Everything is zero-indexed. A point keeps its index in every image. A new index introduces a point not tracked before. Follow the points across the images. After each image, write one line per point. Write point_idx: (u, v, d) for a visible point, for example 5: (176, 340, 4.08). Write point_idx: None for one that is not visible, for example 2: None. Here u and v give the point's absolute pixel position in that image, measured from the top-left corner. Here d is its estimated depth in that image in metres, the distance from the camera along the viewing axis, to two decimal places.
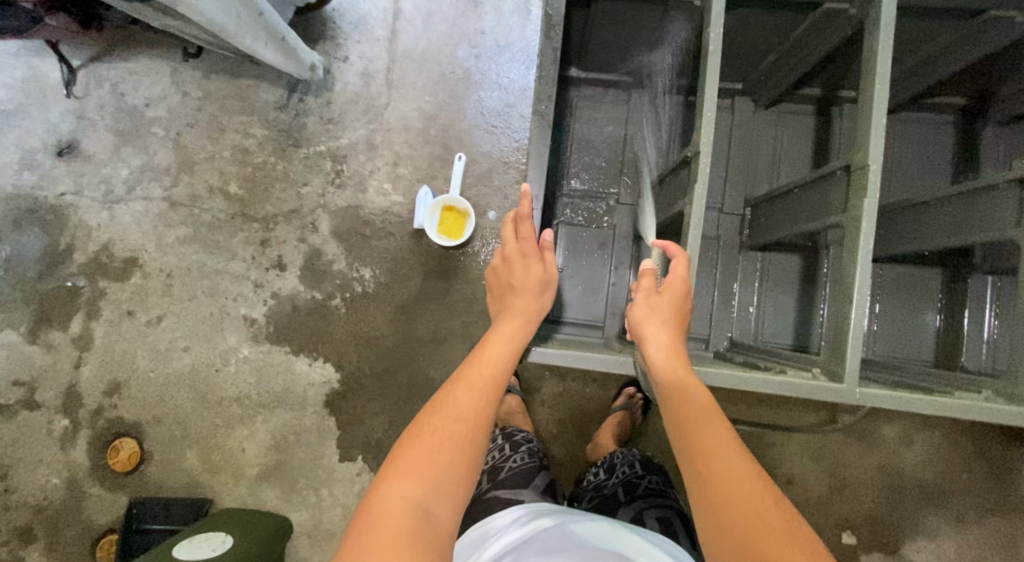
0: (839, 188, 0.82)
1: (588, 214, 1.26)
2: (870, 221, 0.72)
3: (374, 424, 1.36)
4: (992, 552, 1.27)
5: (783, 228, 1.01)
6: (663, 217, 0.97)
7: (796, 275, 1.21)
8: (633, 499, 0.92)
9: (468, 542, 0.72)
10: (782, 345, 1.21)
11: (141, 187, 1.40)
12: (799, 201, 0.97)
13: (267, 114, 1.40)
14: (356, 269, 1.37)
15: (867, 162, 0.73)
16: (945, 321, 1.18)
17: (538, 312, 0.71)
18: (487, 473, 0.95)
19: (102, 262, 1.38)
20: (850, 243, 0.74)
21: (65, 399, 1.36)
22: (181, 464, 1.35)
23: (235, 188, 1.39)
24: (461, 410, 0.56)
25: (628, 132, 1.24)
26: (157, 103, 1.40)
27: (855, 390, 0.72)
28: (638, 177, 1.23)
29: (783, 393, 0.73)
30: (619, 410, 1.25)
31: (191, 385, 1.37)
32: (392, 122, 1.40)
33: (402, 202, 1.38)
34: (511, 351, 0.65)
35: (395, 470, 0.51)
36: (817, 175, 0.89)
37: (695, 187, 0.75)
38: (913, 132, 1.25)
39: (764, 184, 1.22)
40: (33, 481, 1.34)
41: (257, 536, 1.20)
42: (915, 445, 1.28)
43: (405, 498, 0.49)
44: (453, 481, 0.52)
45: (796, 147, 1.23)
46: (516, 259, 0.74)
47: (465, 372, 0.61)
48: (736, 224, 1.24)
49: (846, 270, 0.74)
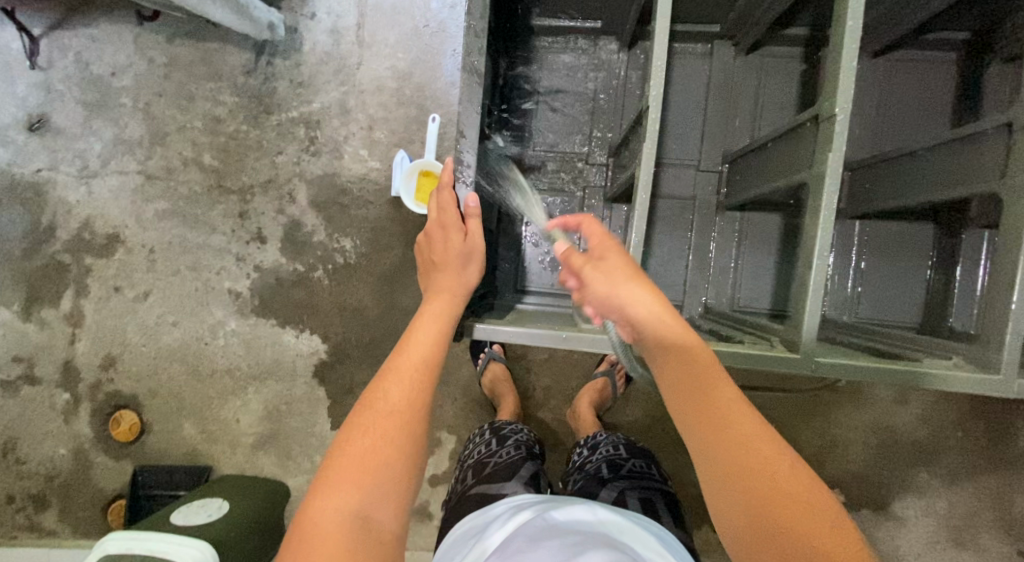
0: (808, 141, 0.77)
1: (559, 179, 1.21)
2: (834, 178, 0.67)
3: (362, 392, 1.37)
4: (982, 508, 1.26)
5: (755, 186, 0.97)
6: (628, 176, 0.92)
7: (776, 233, 1.17)
8: (616, 478, 0.90)
9: (452, 542, 0.70)
10: (761, 310, 1.18)
11: (115, 160, 1.36)
12: (771, 156, 0.92)
13: (236, 79, 1.34)
14: (337, 240, 1.35)
15: (835, 110, 0.67)
16: (937, 278, 1.15)
17: (463, 287, 0.75)
18: (472, 469, 0.94)
19: (84, 238, 1.37)
20: (812, 203, 0.70)
21: (63, 373, 1.39)
22: (179, 433, 1.39)
23: (210, 159, 1.35)
24: (392, 405, 0.57)
25: (597, 84, 1.19)
26: (123, 72, 1.35)
27: (812, 361, 0.69)
28: (609, 132, 1.19)
29: (735, 364, 0.71)
30: (599, 376, 1.26)
31: (184, 358, 1.39)
32: (365, 83, 1.33)
33: (379, 167, 1.34)
34: (444, 333, 0.67)
35: (330, 483, 0.51)
36: (790, 127, 0.84)
37: (644, 145, 0.71)
38: (912, 71, 1.15)
39: (745, 137, 1.15)
40: (42, 452, 1.40)
41: (253, 502, 1.25)
42: (909, 404, 1.26)
43: (341, 511, 0.48)
44: (394, 483, 0.53)
45: (784, 96, 1.15)
46: (436, 238, 0.80)
47: (401, 364, 0.62)
48: (713, 182, 1.18)
49: (808, 232, 0.70)
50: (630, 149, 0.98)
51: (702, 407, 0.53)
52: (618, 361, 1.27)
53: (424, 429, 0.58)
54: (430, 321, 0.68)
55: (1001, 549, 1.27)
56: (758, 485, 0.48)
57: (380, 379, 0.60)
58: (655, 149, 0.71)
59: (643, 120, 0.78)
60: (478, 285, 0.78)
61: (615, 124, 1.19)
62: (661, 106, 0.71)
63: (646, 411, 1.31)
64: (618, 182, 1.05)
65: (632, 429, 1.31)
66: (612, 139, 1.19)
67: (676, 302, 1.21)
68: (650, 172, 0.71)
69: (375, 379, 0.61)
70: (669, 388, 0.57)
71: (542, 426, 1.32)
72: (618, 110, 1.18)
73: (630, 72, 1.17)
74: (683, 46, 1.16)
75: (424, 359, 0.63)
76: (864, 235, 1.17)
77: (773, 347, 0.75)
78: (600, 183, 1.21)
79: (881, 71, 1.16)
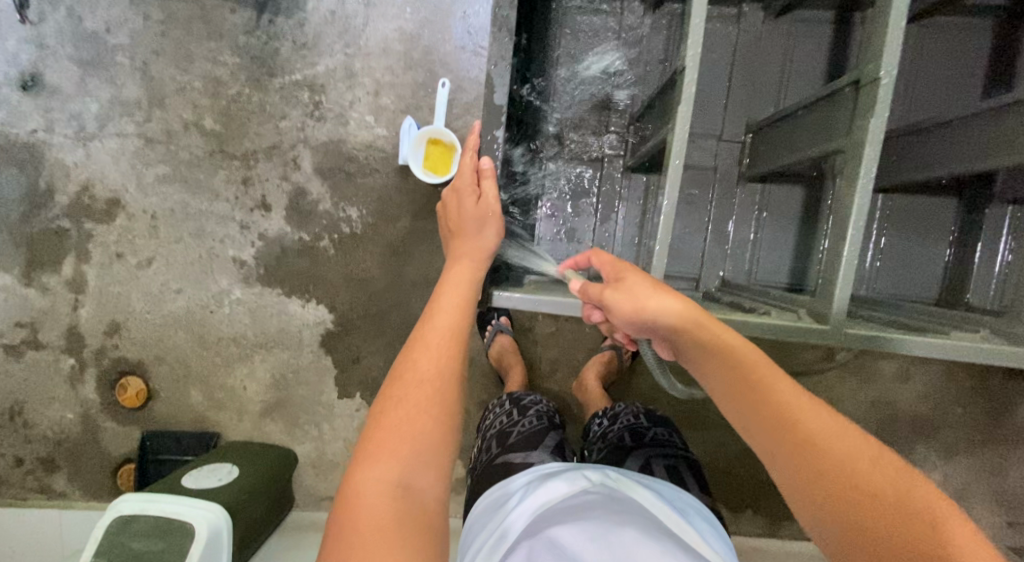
0: (845, 108, 0.74)
1: (579, 148, 1.22)
2: (875, 146, 0.66)
3: (370, 362, 1.37)
4: (977, 481, 1.29)
5: (785, 155, 0.95)
6: (656, 141, 0.90)
7: (798, 206, 1.16)
8: (640, 445, 0.90)
9: (483, 511, 0.73)
10: (778, 284, 1.18)
11: (113, 122, 1.32)
12: (803, 125, 0.90)
13: (236, 39, 1.29)
14: (343, 209, 1.32)
15: (879, 74, 0.65)
16: (956, 254, 1.15)
17: (485, 251, 0.76)
18: (496, 439, 0.94)
19: (84, 203, 1.34)
20: (849, 172, 0.69)
21: (67, 339, 1.38)
22: (186, 400, 1.40)
23: (211, 123, 1.32)
24: (423, 374, 0.58)
25: (620, 48, 1.18)
26: (118, 28, 1.29)
27: (839, 331, 0.69)
28: (631, 100, 1.20)
29: (762, 335, 0.71)
30: (607, 350, 1.27)
31: (189, 326, 1.38)
32: (371, 46, 1.29)
33: (386, 134, 1.31)
34: (468, 300, 0.68)
35: (369, 457, 0.52)
36: (824, 94, 0.81)
37: (679, 109, 0.70)
38: (943, 40, 1.12)
39: (770, 107, 1.13)
40: (49, 417, 1.40)
41: (264, 468, 1.27)
42: (912, 380, 1.27)
43: (382, 482, 0.50)
44: (432, 452, 0.53)
45: (811, 65, 1.12)
46: (456, 207, 0.81)
47: (428, 334, 0.62)
48: (736, 152, 1.16)
49: (843, 202, 0.69)
50: (656, 117, 0.97)
51: (755, 400, 0.53)
52: None
53: (458, 396, 0.59)
54: (453, 289, 0.69)
55: (992, 520, 1.30)
56: (833, 479, 0.48)
57: (407, 351, 0.61)
58: (691, 113, 0.69)
59: (676, 82, 0.76)
60: (497, 247, 0.78)
61: (637, 91, 1.19)
62: (698, 68, 0.68)
63: (652, 384, 1.32)
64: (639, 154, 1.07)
65: (638, 402, 1.32)
66: (634, 107, 1.20)
67: (690, 275, 1.20)
68: (684, 140, 0.69)
69: (403, 350, 0.62)
70: (719, 384, 0.57)
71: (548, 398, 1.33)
72: (641, 80, 1.19)
73: (657, 39, 1.17)
74: (711, 8, 1.10)
75: (450, 326, 0.63)
76: (886, 208, 1.16)
77: (799, 318, 0.74)
78: (618, 151, 1.22)
79: (912, 39, 1.12)
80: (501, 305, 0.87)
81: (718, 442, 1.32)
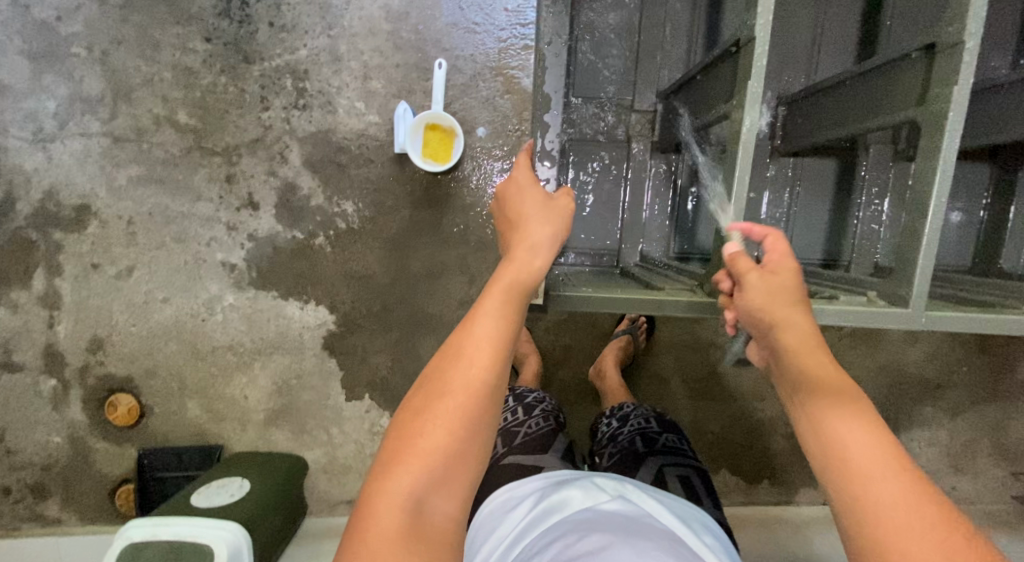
0: (914, 75, 0.74)
1: (603, 130, 1.20)
2: (958, 113, 0.65)
3: (377, 362, 1.32)
4: (983, 436, 1.33)
5: (828, 131, 0.96)
6: (707, 117, 0.91)
7: (832, 178, 1.18)
8: (652, 453, 0.88)
9: (491, 512, 0.73)
10: (812, 260, 1.20)
11: (74, 121, 1.20)
12: (847, 96, 0.90)
13: (207, 23, 1.19)
14: (337, 203, 1.25)
15: (963, 39, 0.64)
16: (991, 217, 1.20)
17: (545, 243, 0.64)
18: (501, 437, 0.92)
19: (50, 211, 1.23)
20: (927, 143, 0.68)
21: (45, 359, 1.28)
22: (183, 414, 1.32)
23: (185, 117, 1.21)
24: (454, 385, 0.54)
25: (641, 23, 1.16)
26: (71, 15, 1.18)
27: (921, 315, 0.70)
28: (653, 78, 1.18)
29: (839, 321, 0.72)
30: (621, 335, 1.26)
31: (179, 336, 1.29)
32: (355, 26, 1.20)
33: (379, 121, 1.23)
34: (515, 306, 0.60)
35: (389, 466, 0.51)
36: (878, 63, 0.81)
37: (749, 84, 0.70)
38: None
39: (801, 78, 1.14)
40: (34, 442, 1.31)
41: (275, 480, 1.21)
42: (920, 343, 1.29)
43: (400, 494, 0.48)
44: (449, 468, 0.51)
45: (839, 33, 1.14)
46: (512, 195, 0.70)
47: (466, 341, 0.57)
48: (768, 127, 1.16)
49: (921, 177, 0.69)
50: (701, 93, 0.97)
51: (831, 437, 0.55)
52: (640, 319, 1.28)
53: (487, 410, 0.55)
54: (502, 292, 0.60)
55: (997, 472, 1.34)
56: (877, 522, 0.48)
57: (440, 357, 0.58)
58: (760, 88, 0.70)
59: (739, 55, 0.76)
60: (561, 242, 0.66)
61: (660, 69, 1.18)
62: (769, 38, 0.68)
63: (669, 366, 1.31)
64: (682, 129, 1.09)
65: (653, 383, 1.31)
66: (657, 85, 1.19)
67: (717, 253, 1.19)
68: (756, 117, 0.69)
69: (439, 354, 0.58)
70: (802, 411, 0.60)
71: (563, 387, 1.31)
72: (662, 53, 1.17)
73: (678, 10, 1.16)
74: None
75: (489, 335, 0.57)
76: None
77: (872, 301, 0.75)
78: (643, 131, 1.20)
79: None
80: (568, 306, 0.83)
81: (735, 418, 1.32)
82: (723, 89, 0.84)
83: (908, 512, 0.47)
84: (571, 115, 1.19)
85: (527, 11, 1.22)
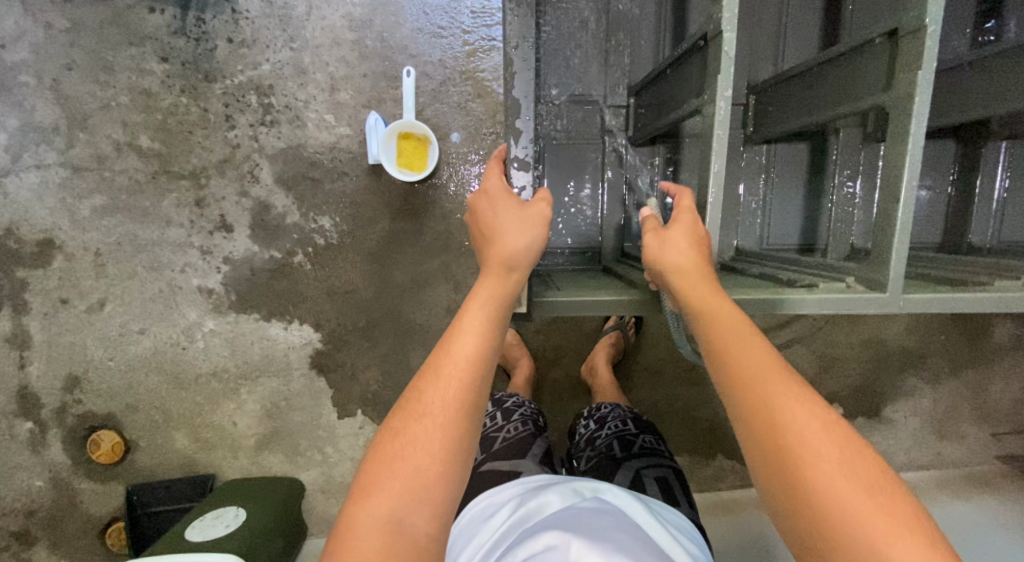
0: (879, 61, 0.75)
1: (575, 129, 1.20)
2: (924, 97, 0.66)
3: (367, 377, 1.30)
4: (963, 401, 1.37)
5: (798, 118, 0.98)
6: (676, 111, 0.91)
7: (804, 162, 1.21)
8: (629, 457, 0.89)
9: (472, 517, 0.73)
10: (790, 245, 1.22)
11: (29, 152, 1.15)
12: (814, 82, 0.91)
13: (162, 42, 1.15)
14: (314, 220, 1.22)
15: (924, 23, 0.65)
16: (959, 190, 1.23)
17: (518, 263, 0.62)
18: (480, 444, 0.92)
19: (11, 247, 1.18)
20: (894, 130, 0.70)
21: (19, 401, 1.23)
22: (170, 446, 1.29)
23: (147, 141, 1.17)
24: (432, 407, 0.53)
25: (607, 17, 1.16)
26: (15, 42, 1.12)
27: (898, 298, 0.72)
28: (621, 71, 1.18)
29: (823, 309, 0.73)
30: (610, 332, 1.26)
31: (160, 367, 1.26)
32: (318, 37, 1.17)
33: (350, 133, 1.20)
34: (494, 323, 0.58)
35: (366, 489, 0.50)
36: (843, 50, 0.82)
37: (719, 78, 0.70)
38: None
39: (769, 66, 1.16)
40: (15, 488, 1.26)
41: (270, 506, 1.19)
42: (898, 316, 1.33)
43: (379, 516, 0.47)
44: (431, 488, 0.50)
45: (803, 18, 1.15)
46: (486, 210, 0.68)
47: (442, 361, 0.55)
48: (740, 115, 1.18)
49: (890, 164, 0.71)
50: (670, 88, 0.97)
51: (728, 363, 0.56)
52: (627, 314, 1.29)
53: (469, 433, 0.53)
54: (478, 309, 0.58)
55: (979, 434, 1.39)
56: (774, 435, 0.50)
57: (419, 379, 0.55)
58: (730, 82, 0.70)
59: (707, 47, 0.75)
60: (538, 259, 0.65)
61: (627, 63, 1.18)
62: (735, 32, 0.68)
63: (658, 359, 1.32)
64: (650, 123, 1.09)
65: (644, 376, 1.32)
66: (625, 80, 1.19)
67: None
68: (728, 108, 0.69)
69: (416, 376, 0.56)
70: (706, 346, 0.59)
71: (556, 387, 1.31)
72: (632, 48, 1.17)
73: (644, 2, 1.16)
74: None
75: (467, 354, 0.55)
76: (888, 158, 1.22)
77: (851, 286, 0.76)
78: (617, 126, 1.21)
79: None
80: (549, 312, 0.82)
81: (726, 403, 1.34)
82: (691, 85, 0.85)
83: (810, 418, 0.50)
84: (543, 112, 1.19)
85: (492, 11, 1.21)
